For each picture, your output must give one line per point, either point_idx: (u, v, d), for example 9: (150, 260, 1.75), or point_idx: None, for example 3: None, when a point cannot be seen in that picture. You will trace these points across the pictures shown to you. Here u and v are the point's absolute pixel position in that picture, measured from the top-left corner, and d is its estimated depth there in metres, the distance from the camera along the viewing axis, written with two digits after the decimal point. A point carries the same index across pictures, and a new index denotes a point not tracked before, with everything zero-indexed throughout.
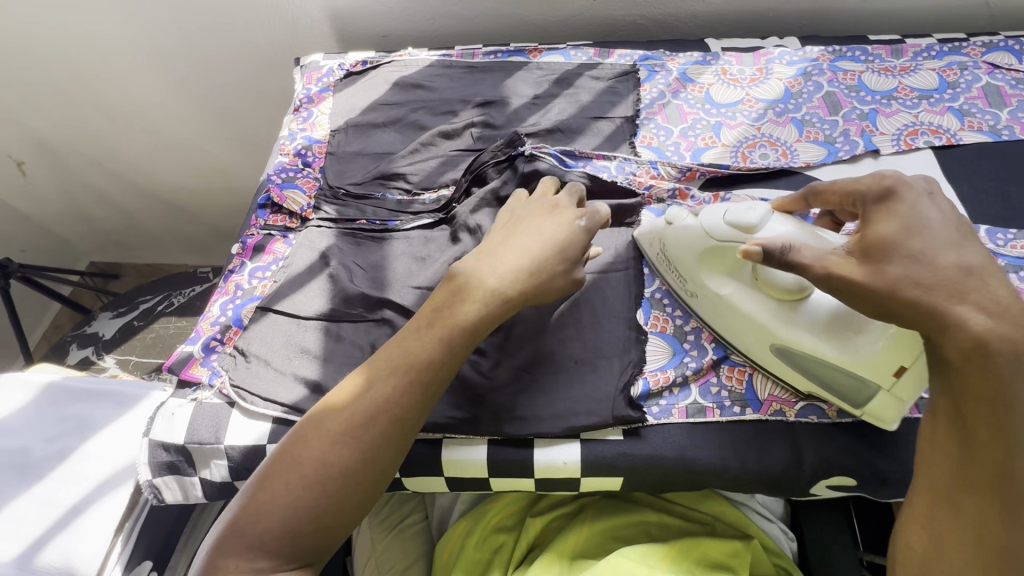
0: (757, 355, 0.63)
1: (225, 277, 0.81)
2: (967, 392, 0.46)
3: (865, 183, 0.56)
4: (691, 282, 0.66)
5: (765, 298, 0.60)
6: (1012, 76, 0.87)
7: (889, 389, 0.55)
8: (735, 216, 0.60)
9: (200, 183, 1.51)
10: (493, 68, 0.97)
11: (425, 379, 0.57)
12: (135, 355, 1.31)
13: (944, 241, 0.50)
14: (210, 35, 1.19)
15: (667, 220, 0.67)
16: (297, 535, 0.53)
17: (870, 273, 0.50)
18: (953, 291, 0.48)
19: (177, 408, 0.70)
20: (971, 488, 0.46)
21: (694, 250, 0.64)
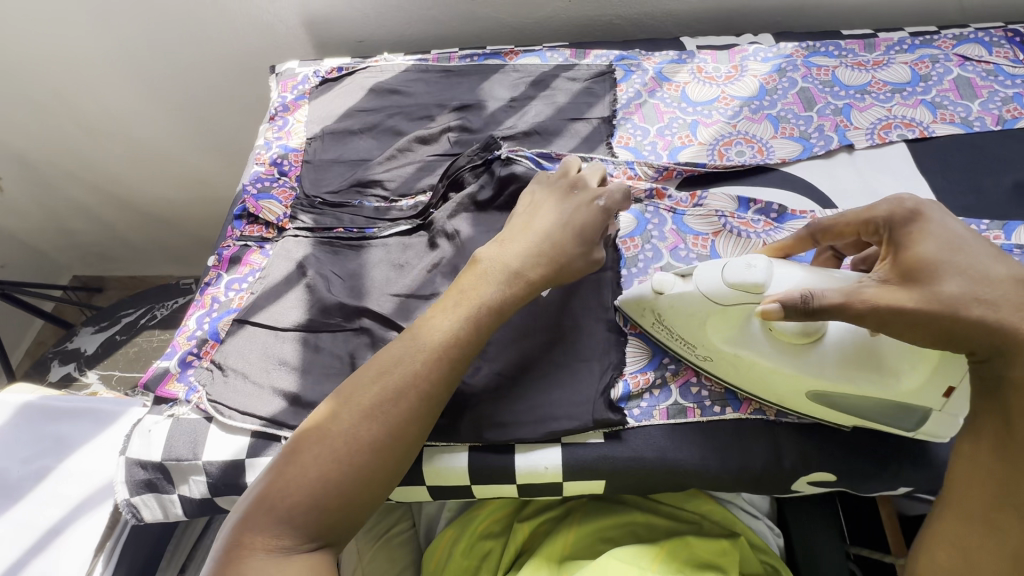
0: (794, 403, 0.61)
1: (201, 289, 0.80)
2: (1020, 415, 0.47)
3: (882, 209, 0.54)
4: (701, 348, 0.62)
5: (787, 353, 0.57)
6: (983, 68, 0.88)
7: (940, 409, 0.55)
8: (735, 275, 0.56)
9: (180, 194, 1.49)
10: (469, 72, 0.96)
11: (453, 354, 0.59)
12: (118, 370, 1.29)
13: (989, 256, 0.49)
14: (185, 43, 1.18)
15: (655, 288, 0.63)
16: (327, 508, 0.53)
17: (927, 296, 0.48)
18: (1017, 307, 0.46)
19: (153, 425, 0.69)
20: (1017, 511, 0.47)
21: (699, 317, 0.60)
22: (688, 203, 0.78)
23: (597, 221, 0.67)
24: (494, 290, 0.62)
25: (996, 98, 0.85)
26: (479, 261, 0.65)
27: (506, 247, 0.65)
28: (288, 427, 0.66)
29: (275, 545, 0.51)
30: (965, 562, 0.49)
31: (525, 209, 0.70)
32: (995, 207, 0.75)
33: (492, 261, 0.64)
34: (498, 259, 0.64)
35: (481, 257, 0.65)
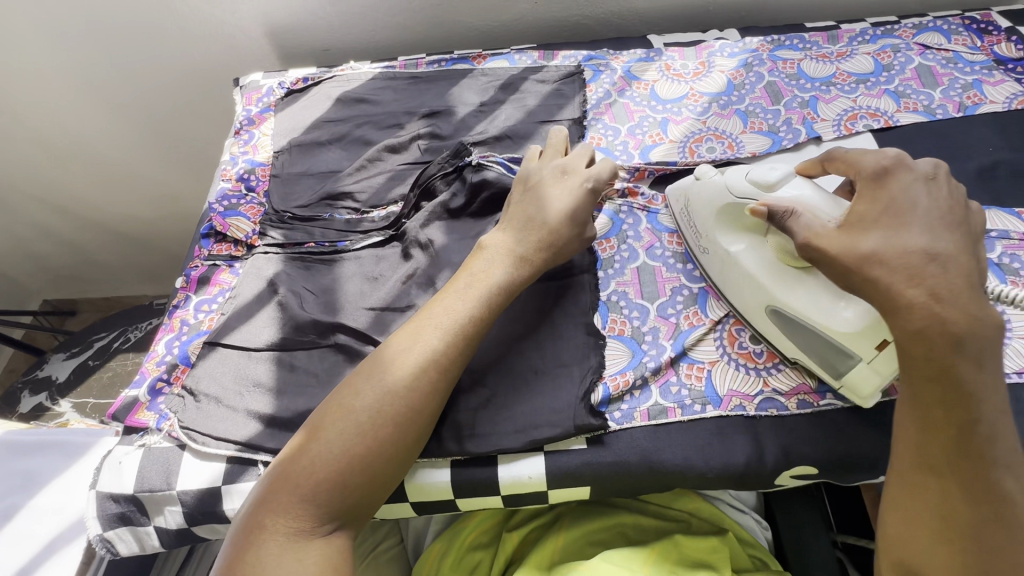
0: (751, 314, 0.65)
1: (169, 312, 0.78)
2: (919, 377, 0.50)
3: (869, 159, 0.58)
4: (704, 239, 0.69)
5: (768, 256, 0.63)
6: (943, 56, 0.89)
7: (869, 361, 0.57)
8: (757, 174, 0.62)
9: (150, 211, 1.45)
10: (437, 78, 0.95)
11: (468, 332, 0.62)
12: (93, 397, 1.25)
13: (925, 225, 0.52)
14: (143, 57, 1.15)
15: (696, 176, 0.70)
16: (351, 483, 0.56)
17: (846, 246, 0.53)
18: (911, 274, 0.50)
19: (124, 456, 0.67)
20: (935, 471, 0.49)
21: (714, 205, 0.67)
22: (660, 203, 0.78)
23: (586, 205, 0.68)
24: (502, 270, 0.65)
25: (956, 85, 0.86)
26: (484, 247, 0.68)
27: (509, 240, 0.68)
28: (264, 450, 0.64)
29: (301, 522, 0.54)
30: (903, 528, 0.51)
31: (517, 197, 0.71)
32: None
33: (498, 248, 0.67)
34: (503, 245, 0.67)
35: (487, 244, 0.68)
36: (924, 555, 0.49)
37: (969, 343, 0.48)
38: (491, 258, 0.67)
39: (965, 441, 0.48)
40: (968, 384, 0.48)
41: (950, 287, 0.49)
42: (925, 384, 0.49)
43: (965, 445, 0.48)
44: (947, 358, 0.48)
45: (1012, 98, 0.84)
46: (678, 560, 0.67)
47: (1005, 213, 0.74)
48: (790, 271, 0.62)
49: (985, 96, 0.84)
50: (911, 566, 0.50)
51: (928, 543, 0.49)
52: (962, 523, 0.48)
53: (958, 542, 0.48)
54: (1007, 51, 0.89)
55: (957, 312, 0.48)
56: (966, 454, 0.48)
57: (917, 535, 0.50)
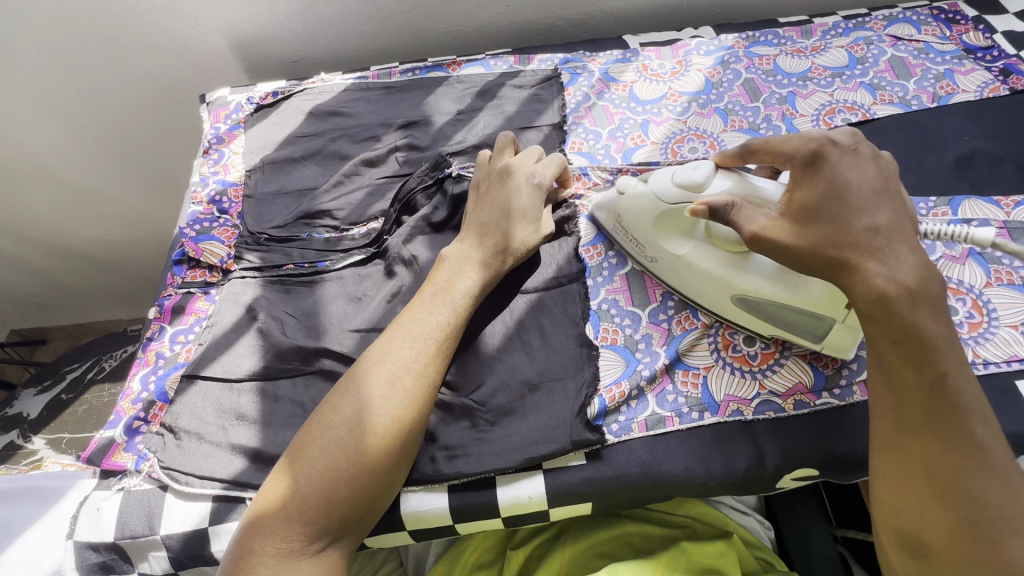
0: (718, 308, 0.66)
1: (144, 345, 0.75)
2: (884, 340, 0.51)
3: (793, 144, 0.58)
4: (649, 249, 0.68)
5: (718, 253, 0.63)
6: (914, 47, 0.90)
7: (842, 320, 0.60)
8: (682, 176, 0.62)
9: (118, 234, 1.39)
10: (412, 87, 0.93)
11: (439, 337, 0.61)
12: (68, 432, 1.20)
13: (862, 203, 0.54)
14: (102, 75, 1.10)
15: (620, 190, 0.69)
16: (338, 499, 0.54)
17: (797, 233, 0.54)
18: (861, 249, 0.52)
19: (102, 502, 0.63)
20: (915, 430, 0.50)
21: (649, 216, 0.66)
22: None
23: (530, 203, 0.69)
24: (468, 278, 0.65)
25: (929, 75, 0.87)
26: (444, 258, 0.68)
27: (476, 247, 0.67)
28: (251, 487, 0.61)
29: (289, 548, 0.52)
30: (898, 496, 0.50)
31: (472, 206, 0.72)
32: (940, 183, 0.77)
33: (455, 256, 0.67)
34: (461, 254, 0.67)
35: (445, 255, 0.68)
36: (922, 519, 0.49)
37: (920, 300, 0.50)
38: (476, 276, 0.65)
39: (937, 395, 0.49)
40: (930, 338, 0.49)
41: (893, 257, 0.51)
42: (891, 346, 0.50)
43: (938, 400, 0.49)
44: (907, 316, 0.50)
45: (984, 86, 0.85)
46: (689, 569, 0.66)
47: (984, 202, 0.75)
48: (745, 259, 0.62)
49: (957, 85, 0.85)
50: (912, 534, 0.50)
51: (923, 505, 0.49)
52: (949, 478, 0.48)
53: (948, 500, 0.48)
54: (975, 40, 0.90)
55: (909, 275, 0.50)
56: (939, 410, 0.49)
57: (913, 500, 0.49)
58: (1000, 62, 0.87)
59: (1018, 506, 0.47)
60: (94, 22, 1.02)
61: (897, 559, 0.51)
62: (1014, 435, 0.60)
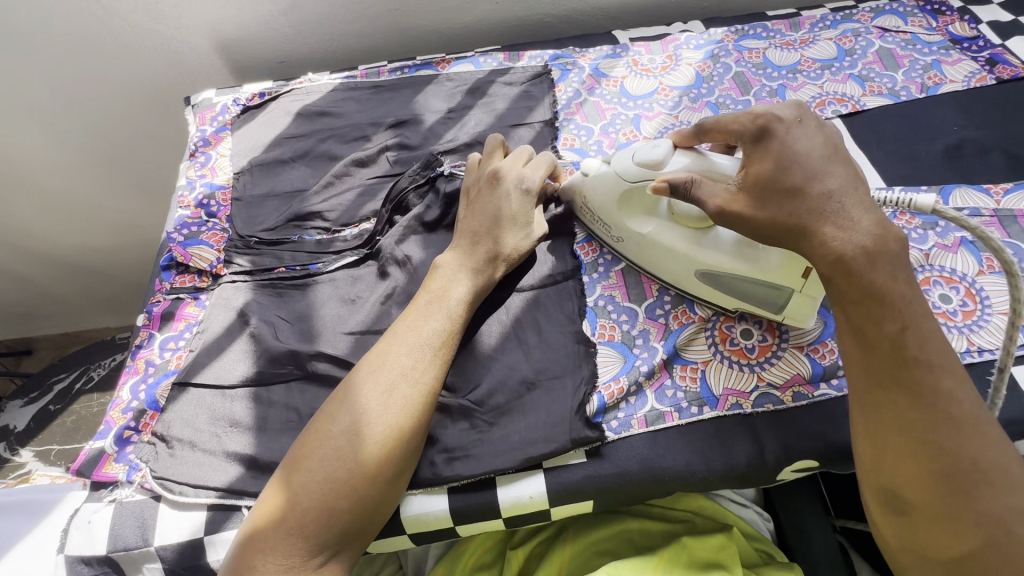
0: (685, 284, 0.67)
1: (133, 353, 0.73)
2: (845, 299, 0.51)
3: (742, 120, 0.59)
4: (614, 229, 0.69)
5: (680, 230, 0.65)
6: (902, 38, 0.91)
7: (801, 290, 0.61)
8: (642, 155, 0.63)
9: (103, 241, 1.36)
10: (401, 86, 0.92)
11: (437, 344, 0.61)
12: (56, 444, 1.17)
13: (812, 169, 0.53)
14: (84, 80, 1.08)
15: (583, 172, 0.70)
16: (337, 511, 0.54)
17: (752, 205, 0.55)
18: (815, 213, 0.52)
19: (93, 514, 0.62)
20: (883, 388, 0.49)
21: (612, 196, 0.67)
22: None
23: (521, 207, 0.68)
24: (460, 284, 0.64)
25: (917, 66, 0.87)
26: (438, 265, 0.67)
27: (470, 249, 0.66)
28: (247, 495, 0.60)
29: (288, 563, 0.52)
30: (874, 456, 0.50)
31: (463, 213, 0.71)
32: (931, 172, 0.78)
33: (450, 264, 0.66)
34: (454, 260, 0.66)
35: (439, 263, 0.67)
36: (899, 478, 0.48)
37: (876, 256, 0.50)
38: (470, 280, 0.65)
39: (901, 350, 0.49)
40: (890, 294, 0.49)
41: (848, 218, 0.51)
42: (852, 305, 0.50)
43: (904, 355, 0.48)
44: (865, 274, 0.49)
45: (971, 76, 0.85)
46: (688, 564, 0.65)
47: (974, 190, 0.75)
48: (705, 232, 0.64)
49: (945, 76, 0.86)
50: (891, 491, 0.49)
51: (897, 462, 0.48)
52: (922, 432, 0.48)
53: (922, 455, 0.47)
54: (961, 31, 0.91)
55: (865, 235, 0.50)
56: (906, 365, 0.48)
57: (889, 458, 0.49)
58: (985, 52, 0.88)
59: (992, 457, 0.47)
60: (75, 26, 1.00)
61: (882, 521, 0.51)
62: (1010, 421, 0.60)
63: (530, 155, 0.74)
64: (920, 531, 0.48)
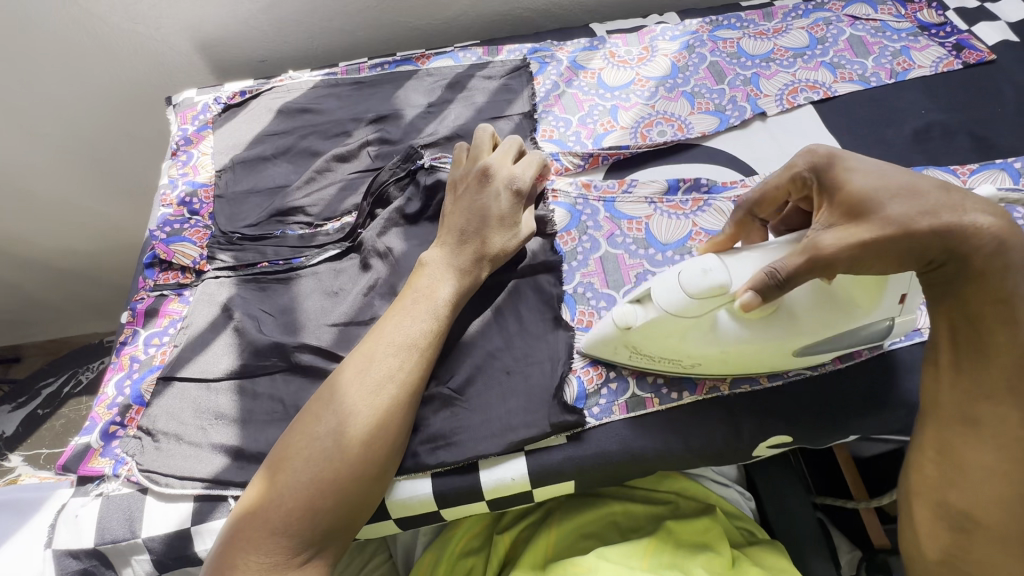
0: (787, 363, 0.61)
1: (117, 350, 0.74)
2: (979, 303, 0.51)
3: (800, 164, 0.56)
4: (685, 357, 0.60)
5: (765, 326, 0.57)
6: (872, 25, 0.92)
7: (901, 313, 0.59)
8: (694, 285, 0.54)
9: (88, 245, 1.36)
10: (381, 82, 0.93)
11: (422, 343, 0.61)
12: (46, 447, 1.18)
13: (908, 173, 0.52)
14: (65, 83, 1.08)
15: (621, 325, 0.59)
16: (321, 511, 0.54)
17: (880, 224, 0.50)
18: (953, 207, 0.50)
19: (80, 508, 0.62)
20: (992, 401, 0.51)
21: (674, 332, 0.58)
22: (617, 190, 0.77)
23: (511, 206, 0.69)
24: (446, 285, 0.65)
25: (886, 53, 0.89)
26: (426, 264, 0.67)
27: (456, 250, 0.67)
28: (233, 485, 0.61)
29: (268, 564, 0.53)
30: (953, 470, 0.53)
31: (449, 207, 0.71)
32: (900, 156, 0.80)
33: (436, 264, 0.67)
34: (440, 259, 0.67)
35: (426, 260, 0.67)
36: (976, 493, 0.52)
37: (1020, 264, 0.50)
38: (456, 281, 0.65)
39: None
40: None
41: (981, 206, 0.51)
42: (990, 306, 0.51)
43: None
44: (1008, 279, 0.50)
45: (938, 61, 0.87)
46: (676, 549, 0.66)
47: (941, 170, 0.77)
48: (777, 312, 0.57)
49: (914, 62, 0.88)
50: (964, 508, 0.52)
51: (983, 480, 0.51)
52: (1018, 451, 0.50)
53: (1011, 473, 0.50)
54: (929, 18, 0.93)
55: (1005, 228, 0.50)
56: None
57: (971, 469, 0.52)
58: (952, 38, 0.90)
59: None
60: (54, 27, 1.00)
61: (931, 527, 0.55)
62: None
63: (518, 148, 0.75)
64: (972, 542, 0.52)
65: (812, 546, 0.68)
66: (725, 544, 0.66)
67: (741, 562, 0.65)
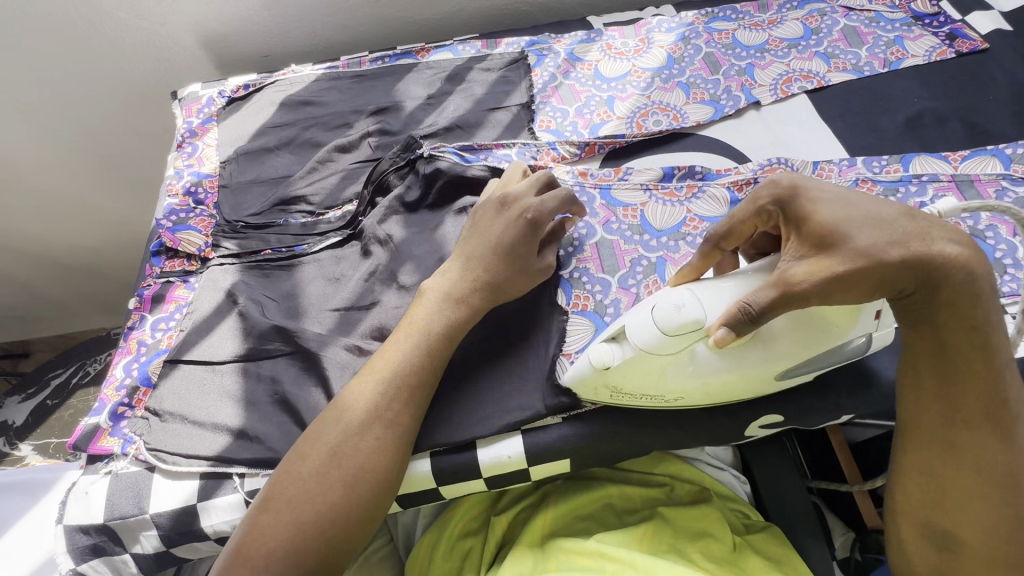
0: (761, 387, 0.60)
1: (125, 335, 0.76)
2: (956, 333, 0.50)
3: (765, 195, 0.55)
4: (665, 392, 0.59)
5: (739, 355, 0.55)
6: (867, 16, 0.93)
7: (876, 333, 0.59)
8: (666, 321, 0.54)
9: (97, 241, 1.38)
10: (382, 74, 0.94)
11: (413, 382, 0.60)
12: (55, 437, 1.20)
13: (870, 199, 0.51)
14: (73, 78, 1.10)
15: (600, 366, 0.58)
16: (303, 552, 0.52)
17: (847, 257, 0.48)
18: (922, 236, 0.49)
19: (90, 485, 0.65)
20: (967, 427, 0.51)
21: (651, 368, 0.57)
22: (613, 178, 0.79)
23: (526, 236, 0.64)
24: (439, 317, 0.63)
25: (880, 42, 0.90)
26: (424, 292, 0.66)
27: (454, 279, 0.65)
28: (238, 462, 0.63)
29: None
30: (934, 493, 0.53)
31: (465, 237, 0.68)
32: (892, 143, 0.81)
33: (433, 293, 0.65)
34: (438, 288, 0.65)
35: (424, 291, 0.65)
36: (956, 514, 0.52)
37: (987, 294, 0.50)
38: (449, 314, 0.63)
39: (996, 391, 0.50)
40: (994, 328, 0.50)
41: (948, 233, 0.50)
42: (965, 336, 0.50)
43: (998, 394, 0.51)
44: (980, 308, 0.50)
45: (932, 50, 0.88)
46: (674, 536, 0.65)
47: (933, 157, 0.78)
48: (755, 339, 0.55)
49: (907, 51, 0.89)
50: (946, 528, 0.53)
51: (965, 504, 0.51)
52: (995, 475, 0.51)
53: (992, 496, 0.51)
54: (923, 7, 0.93)
55: (971, 256, 0.50)
56: (996, 405, 0.51)
57: (953, 491, 0.52)
58: (945, 28, 0.91)
59: None
60: (63, 24, 1.03)
61: (915, 545, 0.55)
62: None
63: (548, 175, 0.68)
64: (959, 560, 0.53)
65: (805, 525, 0.66)
66: (726, 531, 0.65)
67: (742, 548, 0.64)
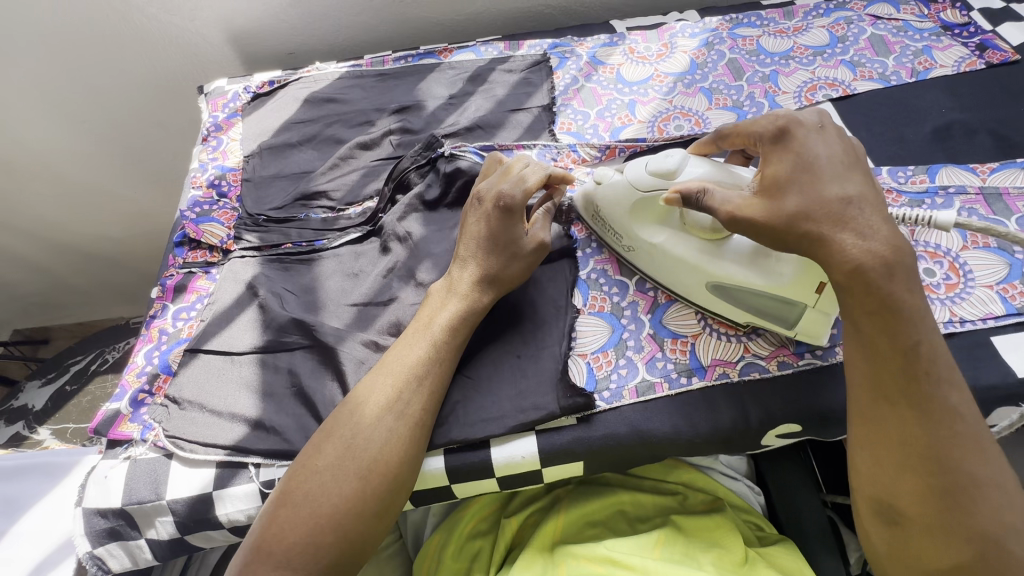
0: (691, 291, 0.66)
1: (146, 323, 0.77)
2: (860, 311, 0.51)
3: (762, 124, 0.60)
4: (626, 238, 0.68)
5: (693, 242, 0.63)
6: (894, 25, 0.92)
7: (813, 306, 0.60)
8: (655, 164, 0.62)
9: (120, 231, 1.40)
10: (405, 74, 0.95)
11: (430, 377, 0.60)
12: (73, 422, 1.21)
13: (831, 175, 0.53)
14: (105, 71, 1.13)
15: (596, 180, 0.69)
16: (321, 546, 0.53)
17: (768, 209, 0.54)
18: (835, 221, 0.51)
19: (109, 470, 0.66)
20: (891, 402, 0.50)
21: (625, 206, 0.66)
22: None
23: (501, 226, 0.65)
24: (444, 310, 0.64)
25: (908, 52, 0.89)
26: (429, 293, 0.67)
27: (454, 276, 0.66)
28: (253, 452, 0.63)
29: None
30: (873, 467, 0.51)
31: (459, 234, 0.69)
32: (919, 153, 0.79)
33: (440, 290, 0.66)
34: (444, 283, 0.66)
35: (432, 290, 0.66)
36: (892, 488, 0.50)
37: (896, 271, 0.50)
38: (458, 305, 0.64)
39: (913, 363, 0.49)
40: (904, 307, 0.50)
41: (866, 227, 0.51)
42: (866, 317, 0.50)
43: (912, 368, 0.49)
44: (883, 288, 0.50)
45: (960, 61, 0.87)
46: (686, 544, 0.65)
47: (961, 169, 0.77)
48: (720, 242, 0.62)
49: (935, 61, 0.88)
50: (888, 502, 0.50)
51: (896, 477, 0.49)
52: (925, 447, 0.48)
53: (924, 468, 0.48)
54: (952, 18, 0.92)
55: (886, 246, 0.50)
56: (914, 379, 0.49)
57: (886, 463, 0.50)
58: (976, 38, 0.90)
59: (987, 473, 0.49)
60: (97, 19, 1.05)
61: (869, 522, 0.52)
62: (990, 387, 0.62)
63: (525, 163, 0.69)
64: (905, 532, 0.50)
65: (820, 538, 0.65)
66: (740, 544, 0.64)
67: (754, 560, 0.63)
